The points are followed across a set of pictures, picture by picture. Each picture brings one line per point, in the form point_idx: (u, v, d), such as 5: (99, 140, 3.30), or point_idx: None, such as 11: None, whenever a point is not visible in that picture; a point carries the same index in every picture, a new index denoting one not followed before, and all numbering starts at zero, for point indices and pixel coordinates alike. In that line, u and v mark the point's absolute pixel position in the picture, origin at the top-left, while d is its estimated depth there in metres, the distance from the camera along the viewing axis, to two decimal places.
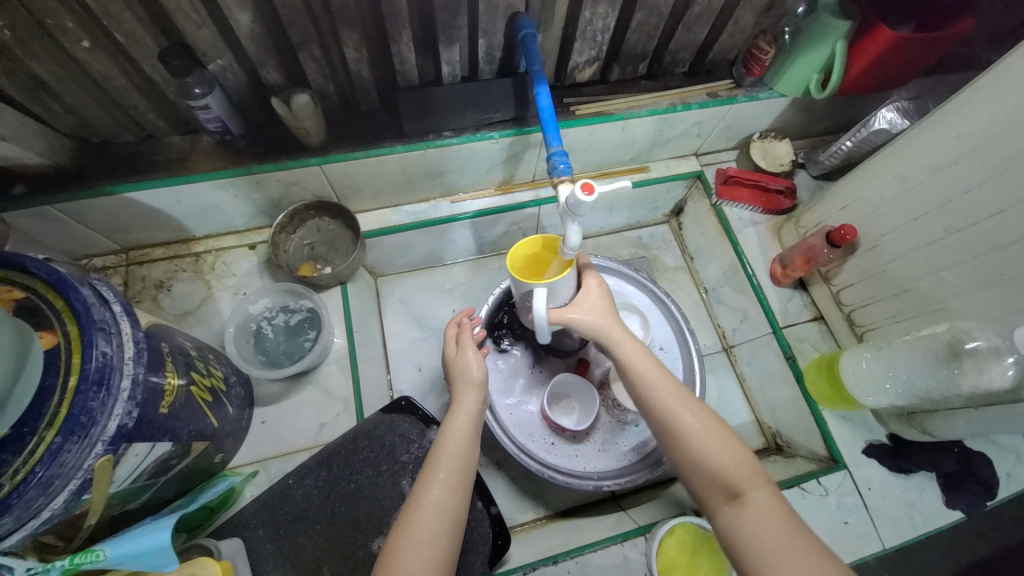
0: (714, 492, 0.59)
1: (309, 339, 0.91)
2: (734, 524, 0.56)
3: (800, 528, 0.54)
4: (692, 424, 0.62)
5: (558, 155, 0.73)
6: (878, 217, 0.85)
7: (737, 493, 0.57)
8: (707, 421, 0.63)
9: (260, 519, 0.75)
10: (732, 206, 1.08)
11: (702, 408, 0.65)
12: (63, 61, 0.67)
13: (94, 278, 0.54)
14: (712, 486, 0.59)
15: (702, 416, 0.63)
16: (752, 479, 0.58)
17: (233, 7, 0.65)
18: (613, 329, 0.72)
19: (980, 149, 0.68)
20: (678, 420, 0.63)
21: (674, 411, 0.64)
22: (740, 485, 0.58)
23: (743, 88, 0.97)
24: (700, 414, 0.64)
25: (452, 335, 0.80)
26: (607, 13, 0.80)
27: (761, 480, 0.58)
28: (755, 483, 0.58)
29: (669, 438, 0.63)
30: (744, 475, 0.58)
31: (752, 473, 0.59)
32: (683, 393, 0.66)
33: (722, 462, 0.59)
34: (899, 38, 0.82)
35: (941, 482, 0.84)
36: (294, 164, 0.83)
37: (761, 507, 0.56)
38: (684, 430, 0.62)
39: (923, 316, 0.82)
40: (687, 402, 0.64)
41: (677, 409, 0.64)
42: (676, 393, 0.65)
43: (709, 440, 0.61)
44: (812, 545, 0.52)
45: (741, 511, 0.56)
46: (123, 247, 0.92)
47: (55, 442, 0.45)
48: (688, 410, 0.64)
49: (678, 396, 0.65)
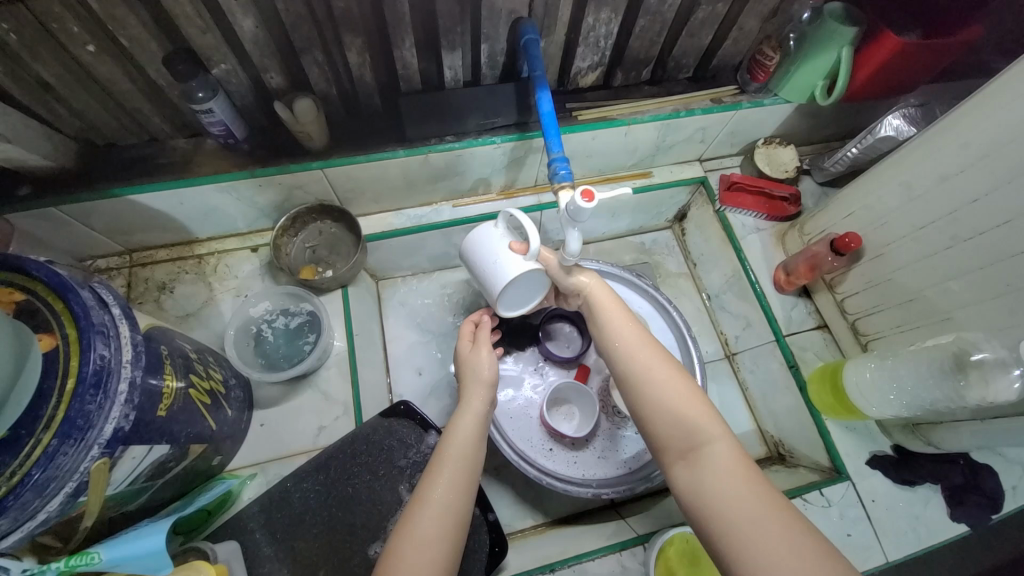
0: (672, 447, 0.60)
1: (309, 342, 0.91)
2: (689, 476, 0.57)
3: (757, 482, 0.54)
4: (657, 379, 0.63)
5: (559, 161, 0.72)
6: (883, 225, 0.84)
7: (694, 446, 0.58)
8: (673, 377, 0.63)
9: (258, 522, 0.75)
10: (736, 213, 1.07)
11: (672, 365, 0.65)
12: (69, 64, 0.68)
13: (95, 281, 0.55)
14: (670, 439, 0.60)
15: (668, 370, 0.64)
16: (710, 433, 0.58)
17: (238, 13, 0.66)
18: (590, 286, 0.74)
19: (987, 157, 0.67)
20: (644, 376, 0.64)
21: (641, 366, 0.65)
22: (698, 438, 0.58)
23: (747, 94, 0.97)
24: (669, 371, 0.64)
25: (467, 333, 0.82)
26: (610, 19, 0.80)
27: (721, 434, 0.58)
28: (715, 437, 0.58)
29: (636, 392, 0.64)
30: (703, 428, 0.59)
31: (712, 427, 0.59)
32: (652, 350, 0.67)
33: (682, 415, 0.60)
34: (906, 45, 0.81)
35: (946, 494, 0.83)
36: (296, 167, 0.83)
37: (718, 460, 0.56)
38: (648, 385, 0.63)
39: (928, 327, 0.81)
40: (655, 358, 0.65)
41: (644, 367, 0.65)
42: (647, 351, 0.66)
43: (671, 393, 0.62)
44: (768, 497, 0.52)
45: (696, 463, 0.57)
46: (126, 249, 0.92)
47: (52, 445, 0.46)
48: (654, 365, 0.65)
49: (647, 354, 0.66)
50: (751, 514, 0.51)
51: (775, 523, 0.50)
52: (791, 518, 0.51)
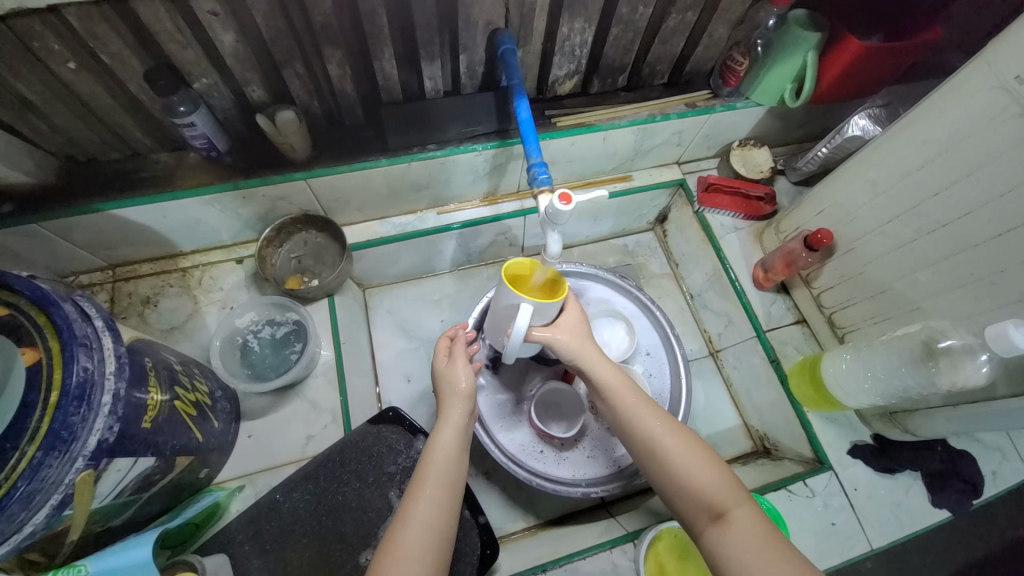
0: (699, 513, 0.62)
1: (295, 351, 0.92)
2: (718, 539, 0.59)
3: (777, 537, 0.57)
4: (670, 442, 0.66)
5: (538, 166, 0.74)
6: (852, 221, 0.87)
7: (721, 511, 0.60)
8: (689, 443, 0.66)
9: (246, 534, 0.74)
10: (714, 213, 1.10)
11: (684, 430, 0.68)
12: (48, 82, 0.68)
13: (77, 295, 0.54)
14: (695, 506, 0.62)
15: (684, 438, 0.67)
16: (733, 497, 0.61)
17: (218, 28, 0.67)
18: (590, 352, 0.75)
19: (946, 153, 0.70)
20: (661, 444, 0.66)
21: (656, 433, 0.67)
22: (723, 505, 0.60)
23: (720, 98, 1.00)
24: (683, 437, 0.67)
25: (444, 348, 0.81)
26: (584, 29, 0.83)
27: (742, 497, 0.61)
28: (737, 500, 0.61)
29: (654, 462, 0.66)
30: (726, 494, 0.61)
31: (732, 491, 0.62)
32: (663, 416, 0.69)
33: (704, 482, 0.62)
34: (867, 48, 0.85)
35: (926, 481, 0.85)
36: (280, 179, 0.84)
37: (746, 525, 0.58)
38: (661, 448, 0.66)
39: (900, 317, 0.84)
40: (669, 425, 0.68)
41: (661, 434, 0.67)
42: (659, 418, 0.69)
43: (691, 461, 0.64)
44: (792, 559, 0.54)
45: (725, 527, 0.59)
46: (109, 264, 0.92)
47: (36, 457, 0.46)
48: (671, 433, 0.67)
49: (658, 420, 0.69)
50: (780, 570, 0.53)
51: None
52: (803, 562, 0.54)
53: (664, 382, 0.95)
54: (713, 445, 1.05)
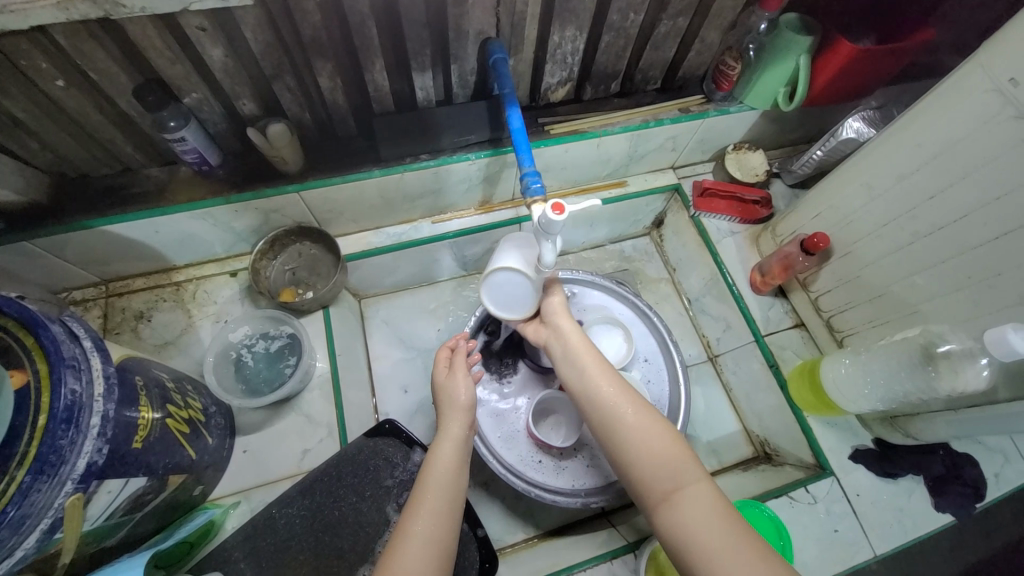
0: (653, 489, 0.62)
1: (290, 365, 0.91)
2: (671, 518, 0.59)
3: (733, 514, 0.58)
4: (636, 425, 0.66)
5: (530, 175, 0.73)
6: (848, 224, 0.87)
7: (676, 488, 0.61)
8: (651, 421, 0.67)
9: (242, 551, 0.73)
10: (710, 217, 1.09)
11: (648, 408, 0.68)
12: (36, 99, 0.67)
13: (67, 315, 0.54)
14: (652, 482, 0.62)
15: (646, 416, 0.67)
16: (691, 475, 0.61)
17: (207, 43, 0.66)
18: (562, 320, 0.78)
19: (941, 157, 0.70)
20: (622, 420, 0.67)
21: (619, 409, 0.68)
22: (679, 482, 0.61)
23: (714, 102, 1.00)
24: (647, 417, 0.67)
25: (444, 358, 0.81)
26: (575, 37, 0.82)
27: (700, 476, 0.61)
28: (694, 479, 0.61)
29: (616, 438, 0.67)
30: (683, 472, 0.62)
31: (691, 470, 0.62)
32: (626, 393, 0.70)
33: (665, 459, 0.63)
34: (860, 51, 0.85)
35: (928, 484, 0.85)
36: (272, 192, 0.84)
37: (698, 502, 0.59)
38: (627, 429, 0.66)
39: (899, 321, 0.83)
40: (632, 403, 0.68)
41: (622, 410, 0.68)
42: (623, 395, 0.69)
43: (652, 439, 0.64)
44: (743, 536, 0.55)
45: (680, 504, 0.59)
46: (102, 279, 0.92)
47: (24, 482, 0.45)
48: (633, 410, 0.68)
49: (623, 397, 0.69)
50: (735, 551, 0.54)
51: (751, 554, 0.53)
52: (773, 561, 0.53)
53: (663, 389, 0.95)
54: (713, 451, 1.05)
